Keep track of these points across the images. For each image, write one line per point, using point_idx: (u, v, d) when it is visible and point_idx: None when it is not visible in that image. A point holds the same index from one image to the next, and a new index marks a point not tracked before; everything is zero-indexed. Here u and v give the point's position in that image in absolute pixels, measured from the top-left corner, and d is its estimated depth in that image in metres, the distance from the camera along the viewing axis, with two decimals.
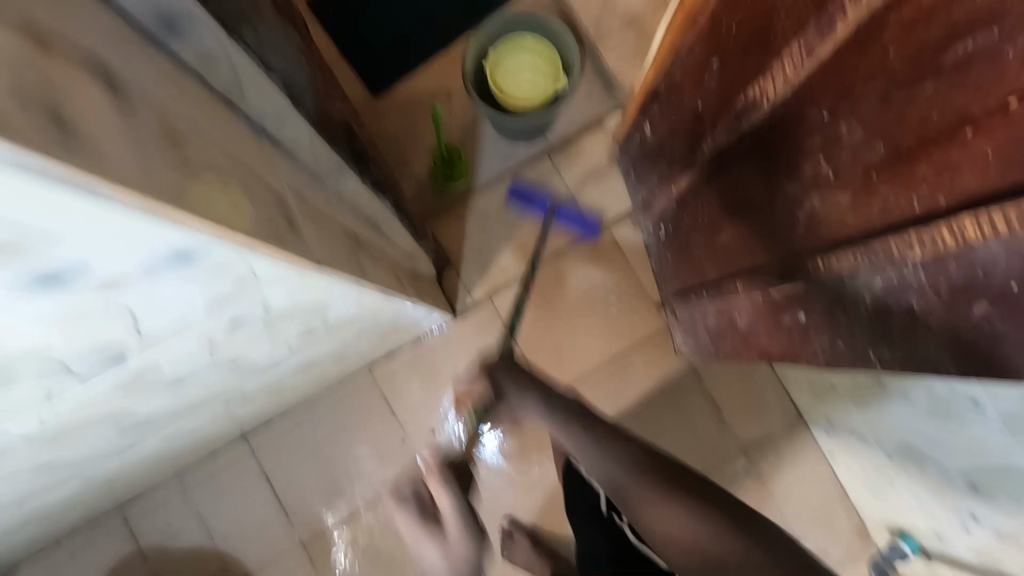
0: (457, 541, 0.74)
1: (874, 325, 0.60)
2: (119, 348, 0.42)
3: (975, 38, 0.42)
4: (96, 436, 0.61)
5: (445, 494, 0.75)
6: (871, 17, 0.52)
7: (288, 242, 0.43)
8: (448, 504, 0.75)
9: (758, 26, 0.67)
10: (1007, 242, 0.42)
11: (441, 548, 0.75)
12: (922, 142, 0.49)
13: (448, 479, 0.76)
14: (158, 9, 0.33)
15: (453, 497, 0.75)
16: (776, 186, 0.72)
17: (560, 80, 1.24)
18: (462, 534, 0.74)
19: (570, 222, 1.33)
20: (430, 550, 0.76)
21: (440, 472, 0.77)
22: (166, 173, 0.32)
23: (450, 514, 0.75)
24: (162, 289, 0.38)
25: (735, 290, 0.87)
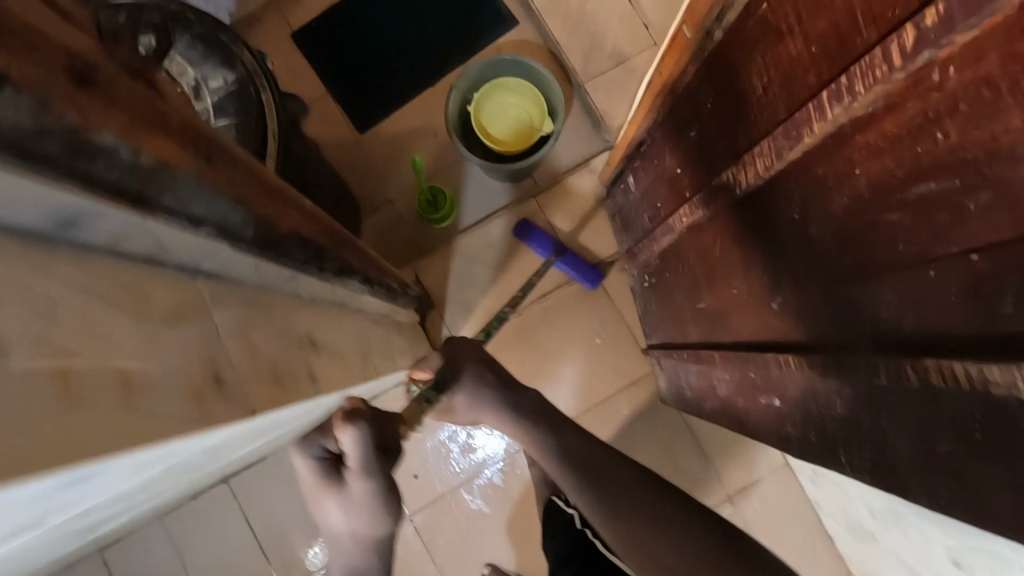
0: (370, 522, 0.66)
1: (843, 431, 0.58)
2: (34, 521, 0.35)
3: (936, 180, 0.40)
4: (41, 547, 0.56)
5: (364, 486, 0.63)
6: (835, 132, 0.49)
7: (215, 410, 0.37)
8: (365, 486, 0.63)
9: (729, 109, 0.66)
10: (976, 396, 0.40)
11: (350, 515, 0.66)
12: (887, 272, 0.46)
13: (373, 473, 0.61)
14: (56, 214, 0.27)
15: (375, 491, 0.63)
16: (751, 272, 0.68)
17: (545, 125, 1.19)
18: (375, 519, 0.65)
19: (570, 268, 1.24)
20: (336, 511, 0.67)
21: (359, 448, 0.58)
22: (81, 413, 0.26)
23: (363, 493, 0.64)
24: (67, 492, 0.31)
25: (714, 360, 0.85)
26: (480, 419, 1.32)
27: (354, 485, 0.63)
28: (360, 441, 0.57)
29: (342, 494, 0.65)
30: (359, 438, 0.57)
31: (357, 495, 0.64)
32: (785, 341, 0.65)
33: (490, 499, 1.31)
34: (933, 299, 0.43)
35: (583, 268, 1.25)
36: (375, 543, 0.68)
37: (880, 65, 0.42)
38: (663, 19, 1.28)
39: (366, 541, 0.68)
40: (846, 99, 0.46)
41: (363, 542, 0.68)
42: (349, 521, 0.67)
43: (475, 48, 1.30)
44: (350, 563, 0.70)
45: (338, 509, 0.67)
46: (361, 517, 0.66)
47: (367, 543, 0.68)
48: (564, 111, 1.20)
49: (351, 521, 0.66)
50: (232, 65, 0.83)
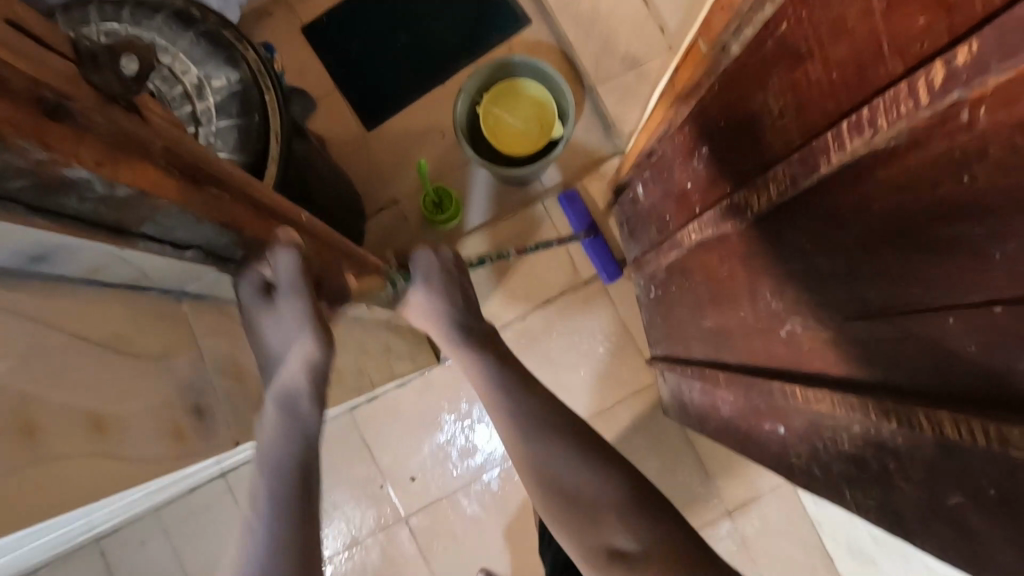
0: (306, 351, 0.48)
1: (850, 468, 0.56)
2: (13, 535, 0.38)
3: (960, 225, 0.38)
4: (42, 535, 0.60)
5: (298, 305, 0.46)
6: (854, 163, 0.47)
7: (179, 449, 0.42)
8: (294, 311, 0.46)
9: (743, 130, 0.64)
10: (989, 453, 0.38)
11: (285, 340, 0.48)
12: (903, 314, 0.44)
13: (305, 287, 0.46)
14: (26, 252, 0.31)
15: (311, 308, 0.47)
16: (759, 296, 0.66)
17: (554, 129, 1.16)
18: (316, 339, 0.48)
19: (595, 255, 1.22)
20: (268, 339, 0.49)
21: (291, 270, 0.45)
22: None
23: (293, 320, 0.47)
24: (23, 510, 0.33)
25: (719, 380, 0.83)
26: (479, 417, 1.24)
27: (284, 304, 0.46)
28: (293, 257, 0.45)
29: (270, 312, 0.47)
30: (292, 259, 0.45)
31: (288, 315, 0.47)
32: (795, 371, 0.62)
33: (486, 507, 1.23)
34: (952, 348, 0.41)
35: (606, 257, 1.22)
36: (315, 378, 0.49)
37: (907, 100, 0.40)
38: (679, 23, 1.24)
39: (306, 384, 0.49)
40: (867, 131, 0.44)
41: (301, 384, 0.49)
42: (284, 352, 0.49)
43: (486, 49, 1.28)
44: (282, 429, 0.48)
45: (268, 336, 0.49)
46: (299, 340, 0.48)
47: (304, 385, 0.49)
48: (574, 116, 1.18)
49: (280, 349, 0.48)
50: (236, 64, 0.81)
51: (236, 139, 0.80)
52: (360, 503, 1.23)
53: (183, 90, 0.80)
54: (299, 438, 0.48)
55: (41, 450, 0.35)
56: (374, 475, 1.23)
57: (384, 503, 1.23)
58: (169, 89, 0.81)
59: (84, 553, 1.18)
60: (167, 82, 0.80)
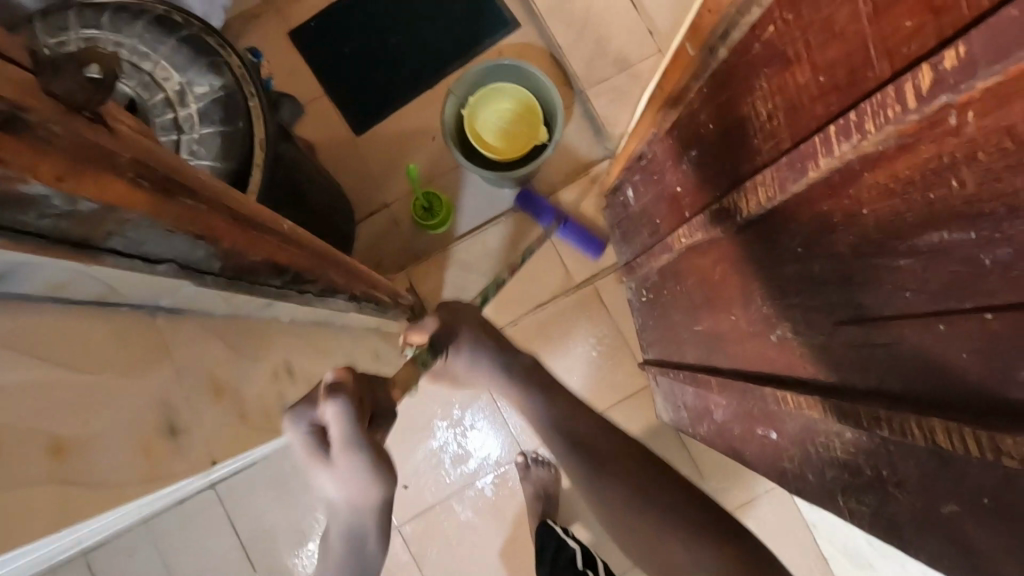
0: (371, 494, 0.51)
1: (844, 476, 0.55)
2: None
3: (951, 231, 0.37)
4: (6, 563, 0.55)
5: (358, 458, 0.50)
6: (844, 166, 0.46)
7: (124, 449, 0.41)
8: (354, 462, 0.50)
9: (731, 133, 0.63)
10: (984, 464, 0.37)
11: (343, 489, 0.51)
12: (895, 319, 0.44)
13: (362, 442, 0.49)
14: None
15: (370, 461, 0.50)
16: (750, 299, 0.66)
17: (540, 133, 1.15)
18: (380, 481, 0.51)
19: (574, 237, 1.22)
20: (325, 487, 0.53)
21: (347, 423, 0.48)
22: None
23: (350, 471, 0.50)
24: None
25: (711, 385, 0.82)
26: (473, 422, 1.23)
27: (343, 458, 0.50)
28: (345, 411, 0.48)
29: (329, 466, 0.51)
30: (345, 413, 0.48)
31: (346, 473, 0.50)
32: (788, 375, 0.62)
33: (479, 512, 1.21)
34: (946, 356, 0.40)
35: (585, 235, 1.22)
36: (377, 527, 0.55)
37: (893, 105, 0.39)
38: (668, 27, 1.24)
39: (372, 524, 0.55)
40: (854, 136, 0.43)
41: (370, 533, 0.55)
42: (342, 500, 0.52)
43: (475, 52, 1.27)
44: (350, 544, 0.56)
45: (328, 483, 0.52)
46: (361, 488, 0.51)
47: (370, 517, 0.54)
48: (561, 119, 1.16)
49: (340, 496, 0.52)
50: (220, 71, 0.80)
51: (219, 146, 0.78)
52: None
53: (164, 97, 0.78)
54: (363, 557, 0.56)
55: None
56: None
57: None
58: (150, 96, 0.78)
59: (70, 566, 1.15)
60: (148, 88, 0.78)
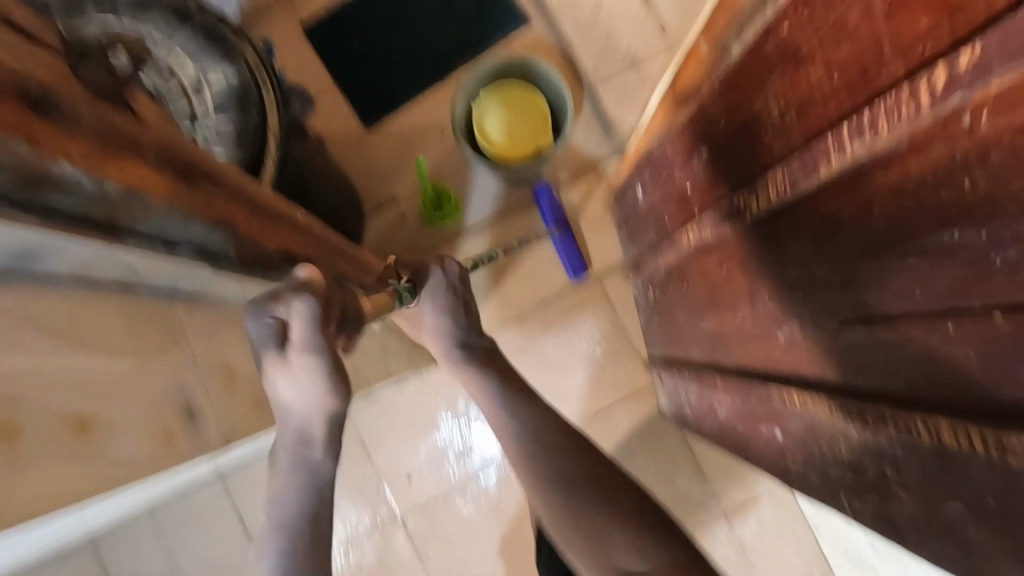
0: (322, 398, 0.56)
1: (847, 475, 0.55)
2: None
3: (961, 231, 0.38)
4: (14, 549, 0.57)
5: (312, 360, 0.52)
6: (856, 166, 0.46)
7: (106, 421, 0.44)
8: (310, 363, 0.52)
9: (742, 131, 0.64)
10: (988, 463, 0.38)
11: (298, 387, 0.55)
12: (903, 318, 0.44)
13: (322, 346, 0.51)
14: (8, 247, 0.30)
15: (325, 365, 0.52)
16: (757, 298, 0.66)
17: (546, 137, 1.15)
18: (332, 388, 0.55)
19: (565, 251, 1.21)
20: (281, 387, 0.55)
21: (308, 322, 0.49)
22: None
23: (306, 370, 0.53)
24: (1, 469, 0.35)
25: (716, 384, 0.82)
26: (477, 417, 1.23)
27: (297, 356, 0.52)
28: (310, 305, 0.48)
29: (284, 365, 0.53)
30: (310, 313, 0.48)
31: (304, 369, 0.52)
32: (793, 374, 0.62)
33: (482, 506, 1.22)
34: (952, 355, 0.40)
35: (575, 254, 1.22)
36: (327, 430, 0.59)
37: (907, 103, 0.40)
38: (680, 24, 1.24)
39: (320, 427, 0.58)
40: (868, 134, 0.44)
41: (316, 443, 0.60)
42: (298, 399, 0.56)
43: (486, 48, 1.27)
44: (295, 451, 0.60)
45: (283, 380, 0.54)
46: (315, 392, 0.55)
47: (318, 427, 0.59)
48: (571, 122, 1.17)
49: (292, 393, 0.55)
50: (233, 60, 0.81)
51: (233, 137, 0.79)
52: (357, 503, 1.22)
53: (179, 88, 0.80)
54: (311, 464, 0.60)
55: (19, 456, 0.36)
56: (371, 475, 1.23)
57: (380, 503, 1.22)
58: (164, 86, 0.80)
59: (78, 552, 1.16)
60: None
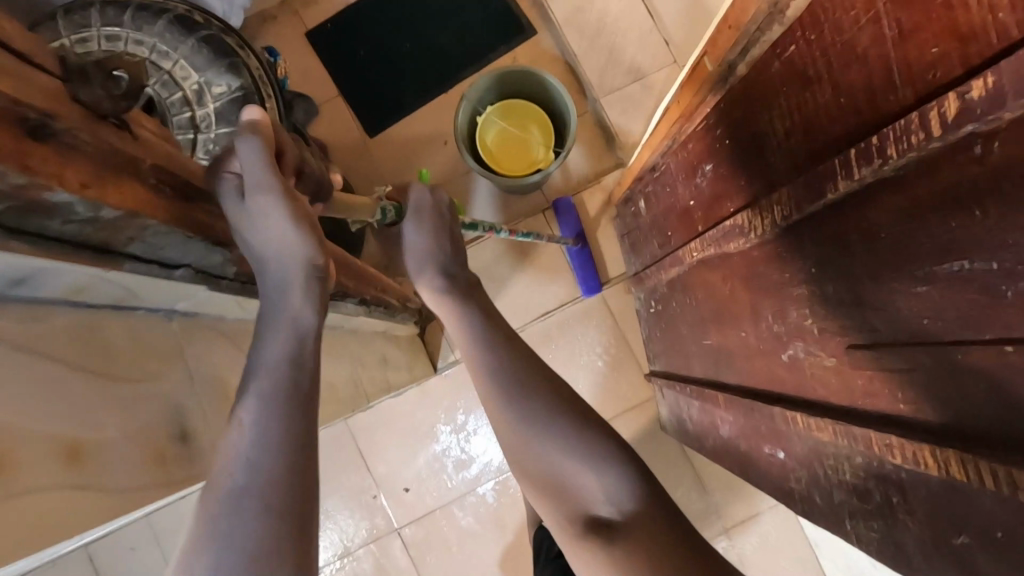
0: (295, 237, 0.47)
1: (852, 499, 0.55)
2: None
3: (971, 262, 0.37)
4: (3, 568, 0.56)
5: (268, 196, 0.45)
6: (863, 191, 0.45)
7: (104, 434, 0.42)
8: (266, 201, 0.45)
9: (747, 150, 0.63)
10: (997, 496, 0.37)
11: (266, 234, 0.47)
12: (910, 345, 0.43)
13: (274, 181, 0.45)
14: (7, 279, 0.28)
15: (285, 204, 0.46)
16: (761, 316, 0.65)
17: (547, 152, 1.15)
18: (301, 228, 0.48)
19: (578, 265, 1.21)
20: (249, 239, 0.47)
21: (256, 155, 0.45)
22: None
23: (265, 212, 0.46)
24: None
25: (717, 401, 0.82)
26: (476, 428, 1.22)
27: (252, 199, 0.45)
28: (257, 140, 0.45)
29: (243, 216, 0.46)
30: (256, 146, 0.45)
31: (262, 210, 0.46)
32: (797, 396, 0.61)
33: (480, 517, 1.21)
34: (961, 384, 0.40)
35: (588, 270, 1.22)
36: (307, 281, 0.49)
37: (916, 131, 0.38)
38: (684, 36, 1.24)
39: (298, 276, 0.49)
40: (875, 161, 0.42)
41: (297, 294, 0.49)
42: (270, 242, 0.47)
43: (490, 58, 1.27)
44: (275, 306, 0.48)
45: (248, 234, 0.47)
46: (285, 231, 0.47)
47: (296, 275, 0.48)
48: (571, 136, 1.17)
49: (263, 241, 0.47)
50: (237, 72, 0.80)
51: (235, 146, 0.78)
52: (354, 512, 1.21)
53: (182, 96, 0.79)
54: (293, 321, 0.48)
55: (17, 483, 0.35)
56: (368, 484, 1.22)
57: (378, 513, 1.21)
58: (168, 94, 0.79)
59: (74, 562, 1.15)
60: (167, 87, 0.79)
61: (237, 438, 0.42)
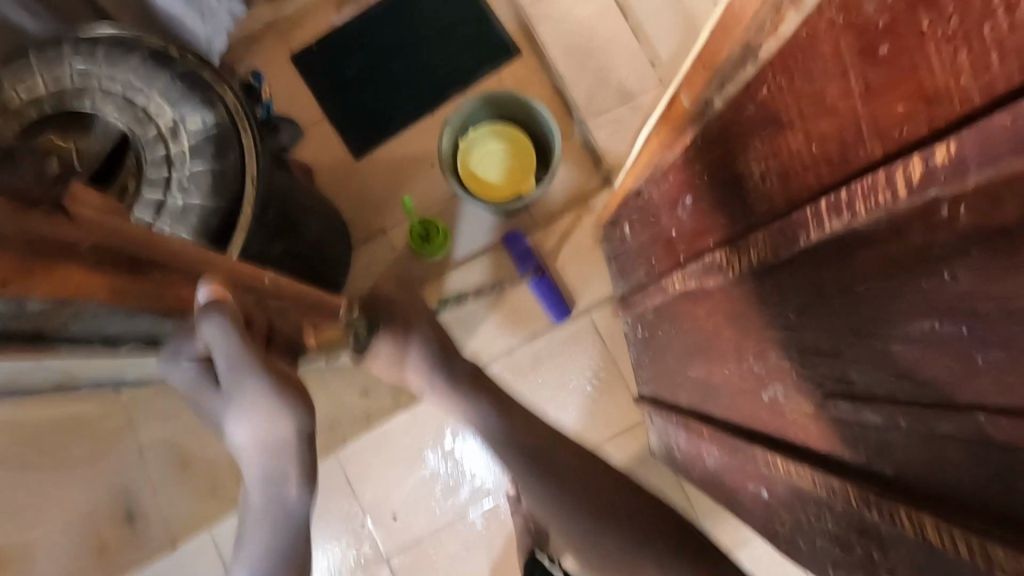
0: (276, 419, 0.45)
1: (836, 547, 0.53)
2: None
3: (941, 324, 0.36)
4: None
5: (247, 379, 0.43)
6: (837, 240, 0.45)
7: None
8: (244, 380, 0.43)
9: (726, 188, 0.62)
10: (973, 566, 0.36)
11: (249, 418, 0.45)
12: (888, 401, 0.42)
13: (248, 360, 0.43)
14: None
15: (267, 384, 0.44)
16: (744, 355, 0.64)
17: (526, 182, 1.14)
18: (284, 406, 0.45)
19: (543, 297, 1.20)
20: (233, 424, 0.45)
21: (223, 338, 0.42)
22: None
23: (244, 390, 0.44)
24: None
25: (702, 433, 0.80)
26: (465, 453, 1.21)
27: (229, 382, 0.44)
28: (227, 327, 0.41)
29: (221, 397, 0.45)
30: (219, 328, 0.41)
31: (240, 394, 0.44)
32: (780, 438, 0.60)
33: (468, 545, 1.19)
34: (936, 447, 0.39)
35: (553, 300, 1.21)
36: (297, 459, 0.47)
37: (885, 190, 0.38)
38: (671, 60, 1.23)
39: (289, 452, 0.46)
40: (846, 215, 0.42)
41: (289, 471, 0.47)
42: (253, 431, 0.45)
43: (476, 80, 1.27)
44: (265, 487, 0.47)
45: (230, 415, 0.45)
46: (269, 416, 0.45)
47: (286, 461, 0.47)
48: (553, 167, 1.16)
49: (246, 428, 0.45)
50: (213, 106, 0.79)
51: (210, 182, 0.77)
52: (342, 541, 1.19)
53: (157, 133, 0.78)
54: (283, 504, 0.47)
55: None
56: (355, 512, 1.20)
57: (364, 540, 1.20)
58: (143, 130, 0.78)
59: None
60: (141, 122, 0.78)
61: None
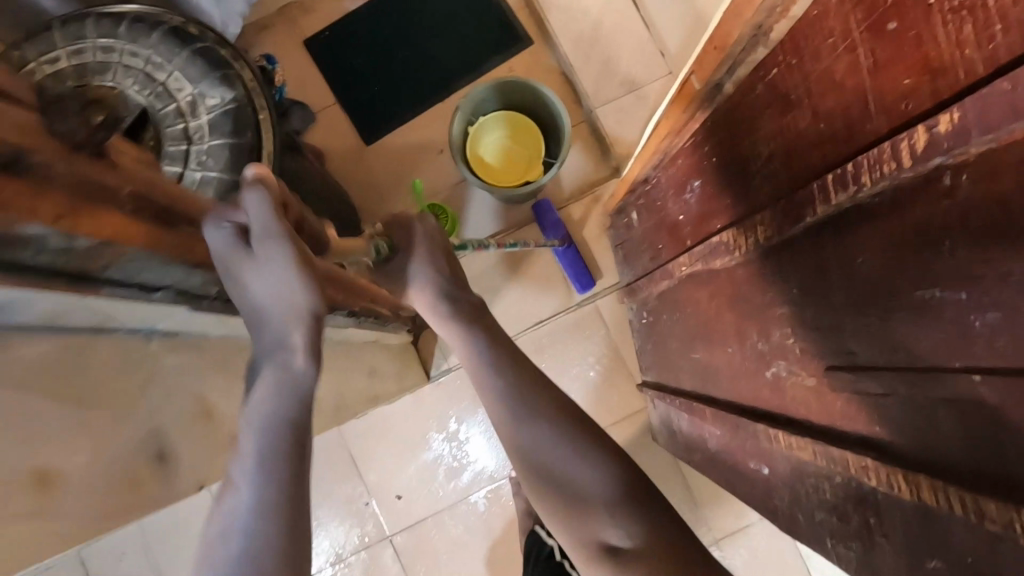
0: (298, 293, 0.43)
1: (833, 519, 0.55)
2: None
3: (941, 291, 0.37)
4: None
5: (278, 249, 0.41)
6: (841, 215, 0.46)
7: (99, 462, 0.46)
8: (275, 254, 0.41)
9: (732, 169, 0.64)
10: (967, 524, 0.37)
11: (272, 287, 0.42)
12: (886, 371, 0.43)
13: (282, 231, 0.41)
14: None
15: (296, 256, 0.41)
16: (746, 335, 0.65)
17: (533, 171, 1.17)
18: (304, 280, 0.43)
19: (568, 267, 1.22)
20: (252, 289, 0.42)
21: (261, 208, 0.40)
22: None
23: (273, 266, 0.41)
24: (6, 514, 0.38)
25: (705, 414, 0.82)
26: (469, 437, 1.22)
27: (259, 250, 0.41)
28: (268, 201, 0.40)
29: (249, 263, 0.41)
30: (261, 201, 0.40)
31: (267, 263, 0.41)
32: (780, 414, 0.61)
33: (471, 526, 1.21)
34: (933, 412, 0.40)
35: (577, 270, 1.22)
36: (307, 332, 0.45)
37: (888, 161, 0.39)
38: (679, 50, 1.24)
39: (300, 327, 0.44)
40: (851, 188, 0.43)
41: (298, 349, 0.45)
42: (271, 299, 0.43)
43: (486, 68, 1.28)
44: (275, 365, 0.44)
45: (253, 283, 0.42)
46: (289, 289, 0.43)
47: (295, 332, 0.44)
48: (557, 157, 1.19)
49: (267, 297, 0.43)
50: (230, 83, 0.81)
51: (227, 157, 0.78)
52: (347, 520, 1.21)
53: (176, 107, 0.79)
54: (290, 381, 0.45)
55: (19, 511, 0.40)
56: (360, 492, 1.22)
57: (369, 520, 1.21)
58: (162, 105, 0.79)
59: None
60: (161, 98, 0.79)
61: (234, 507, 0.41)
